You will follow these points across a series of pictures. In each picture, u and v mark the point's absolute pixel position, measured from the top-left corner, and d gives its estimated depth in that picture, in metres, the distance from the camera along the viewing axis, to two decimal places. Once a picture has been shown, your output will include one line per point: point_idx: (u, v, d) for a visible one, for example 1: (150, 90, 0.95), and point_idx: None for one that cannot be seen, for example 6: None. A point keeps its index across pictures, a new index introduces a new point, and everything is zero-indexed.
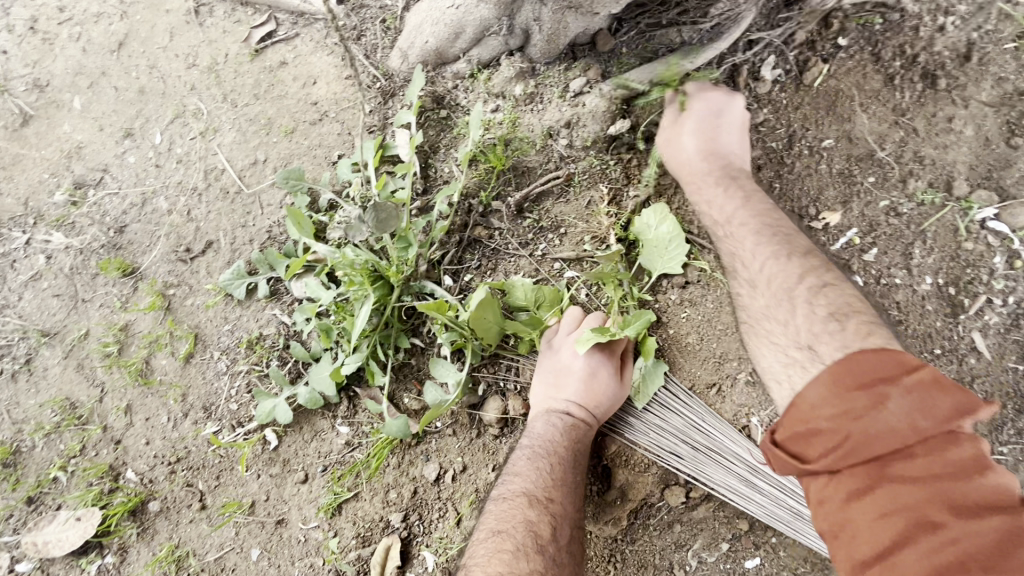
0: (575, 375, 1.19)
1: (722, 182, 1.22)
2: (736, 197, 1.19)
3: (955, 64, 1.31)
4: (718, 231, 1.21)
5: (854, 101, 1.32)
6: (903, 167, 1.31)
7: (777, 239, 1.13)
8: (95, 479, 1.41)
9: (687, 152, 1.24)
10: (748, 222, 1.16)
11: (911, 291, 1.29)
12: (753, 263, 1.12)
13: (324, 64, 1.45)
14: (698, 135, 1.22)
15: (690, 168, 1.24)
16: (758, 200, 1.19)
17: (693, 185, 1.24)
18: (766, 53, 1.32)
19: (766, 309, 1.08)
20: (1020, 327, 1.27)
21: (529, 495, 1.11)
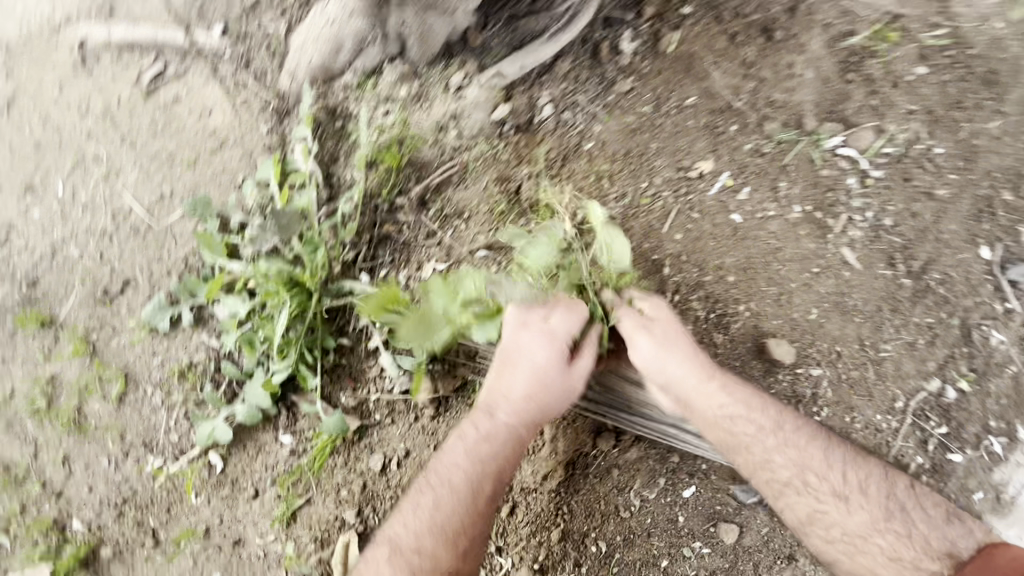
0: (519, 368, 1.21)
1: (743, 396, 1.25)
2: (772, 415, 1.24)
3: (786, 17, 1.49)
4: (767, 444, 1.22)
5: (706, 60, 1.47)
6: (759, 112, 1.47)
7: (833, 446, 1.24)
8: (42, 535, 1.39)
9: (687, 371, 1.25)
10: (803, 436, 1.24)
11: (783, 220, 1.44)
12: (826, 475, 1.20)
13: (217, 93, 1.50)
14: (678, 350, 1.26)
15: (712, 397, 1.24)
16: (792, 416, 1.26)
17: (723, 415, 1.24)
18: (622, 29, 1.46)
19: (870, 519, 1.17)
20: (879, 238, 1.44)
21: (393, 543, 1.17)
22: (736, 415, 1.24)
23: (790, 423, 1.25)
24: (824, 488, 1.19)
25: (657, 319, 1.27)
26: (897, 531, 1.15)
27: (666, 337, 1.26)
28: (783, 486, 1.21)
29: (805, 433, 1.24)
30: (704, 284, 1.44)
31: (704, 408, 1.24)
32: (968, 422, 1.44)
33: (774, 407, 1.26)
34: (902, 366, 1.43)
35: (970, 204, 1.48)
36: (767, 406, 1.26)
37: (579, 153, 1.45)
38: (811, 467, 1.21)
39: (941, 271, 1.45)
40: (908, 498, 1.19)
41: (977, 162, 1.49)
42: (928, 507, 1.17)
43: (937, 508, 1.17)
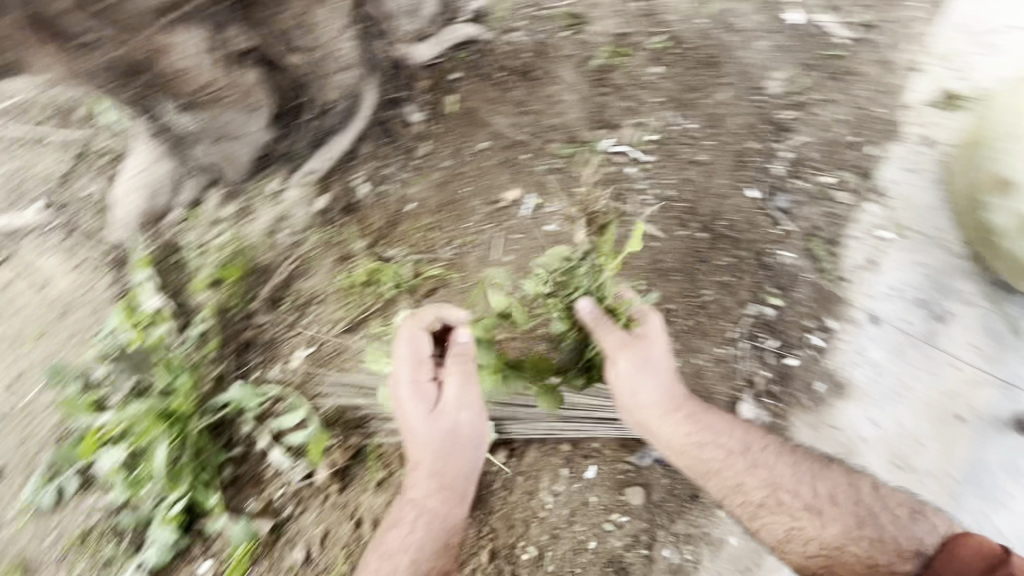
0: (411, 404, 1.28)
1: (710, 424, 1.40)
2: (737, 442, 1.41)
3: (537, 58, 1.78)
4: (737, 465, 1.38)
5: (485, 110, 1.73)
6: (541, 138, 1.74)
7: (793, 456, 1.43)
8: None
9: (662, 396, 1.37)
10: (771, 458, 1.41)
11: (590, 216, 1.69)
12: (794, 490, 1.38)
13: (51, 264, 1.56)
14: (658, 377, 1.36)
15: (683, 426, 1.37)
16: (758, 441, 1.43)
17: (694, 443, 1.38)
18: (406, 104, 1.69)
19: (843, 529, 1.34)
20: (668, 207, 1.73)
21: None
22: (707, 436, 1.38)
23: (756, 443, 1.42)
24: (796, 507, 1.37)
25: (643, 346, 1.35)
26: (869, 536, 1.32)
27: (645, 368, 1.35)
28: (759, 506, 1.38)
29: (770, 452, 1.41)
30: None
31: (672, 440, 1.37)
32: (792, 331, 1.70)
33: (740, 431, 1.42)
34: (725, 302, 1.69)
35: (728, 160, 1.80)
36: (735, 432, 1.42)
37: (404, 216, 1.64)
38: (781, 487, 1.38)
39: (726, 218, 1.74)
40: (873, 502, 1.37)
41: (722, 127, 1.84)
42: (897, 509, 1.35)
43: (903, 507, 1.36)
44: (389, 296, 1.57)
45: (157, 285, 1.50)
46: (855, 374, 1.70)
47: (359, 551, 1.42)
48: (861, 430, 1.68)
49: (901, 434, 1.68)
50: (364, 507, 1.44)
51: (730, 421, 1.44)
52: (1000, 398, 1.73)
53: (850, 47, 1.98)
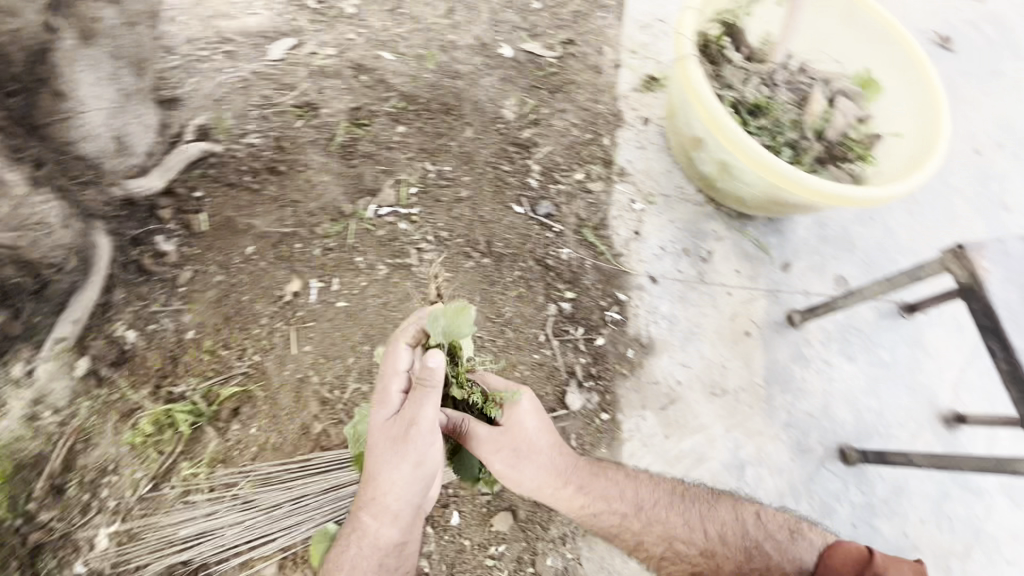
0: (381, 406, 1.31)
1: (600, 492, 1.50)
2: (628, 499, 1.51)
3: (280, 152, 1.84)
4: (634, 523, 1.50)
5: (242, 216, 1.75)
6: (308, 224, 1.78)
7: (682, 502, 1.53)
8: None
9: (546, 475, 1.47)
10: (661, 509, 1.52)
11: (377, 280, 1.76)
12: (687, 539, 1.49)
13: None
14: (534, 459, 1.46)
15: (573, 500, 1.48)
16: (648, 491, 1.53)
17: (590, 511, 1.51)
18: (153, 237, 1.66)
19: (736, 567, 1.46)
20: (448, 247, 1.85)
21: None
22: (596, 496, 1.49)
23: (647, 499, 1.52)
24: (695, 551, 1.48)
25: (511, 436, 1.44)
26: (759, 568, 1.44)
27: (520, 460, 1.44)
28: (661, 556, 1.50)
29: (663, 508, 1.52)
30: (352, 364, 1.66)
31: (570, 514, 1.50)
32: (591, 315, 1.89)
33: (631, 490, 1.53)
34: (525, 312, 1.85)
35: (488, 189, 1.98)
36: (626, 493, 1.52)
37: (183, 346, 1.59)
38: (680, 543, 1.49)
39: (501, 238, 1.91)
40: (758, 532, 1.49)
41: (475, 161, 2.01)
42: (780, 538, 1.47)
43: (783, 529, 1.49)
44: (190, 433, 1.52)
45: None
46: (655, 330, 1.93)
47: None
48: (675, 376, 1.89)
49: (708, 365, 1.92)
50: None
51: (618, 480, 1.54)
52: (769, 305, 2.06)
53: (561, 60, 2.26)
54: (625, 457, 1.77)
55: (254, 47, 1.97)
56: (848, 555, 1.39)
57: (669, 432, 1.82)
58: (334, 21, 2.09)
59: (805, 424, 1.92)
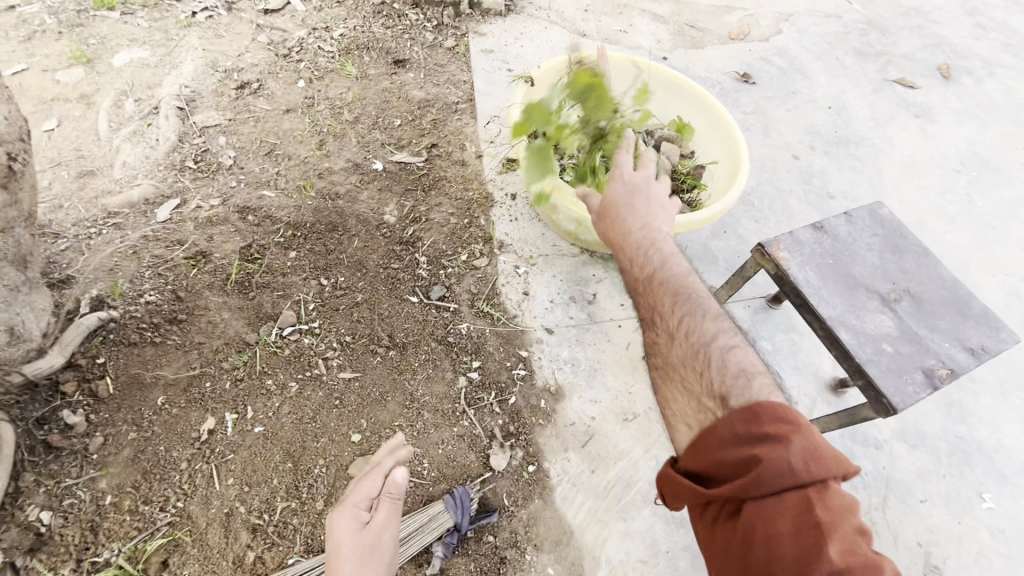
0: (350, 514, 1.45)
1: (648, 247, 1.45)
2: (658, 271, 1.39)
3: (178, 301, 1.97)
4: (650, 279, 1.39)
5: (147, 370, 1.83)
6: (213, 362, 1.88)
7: (689, 301, 1.31)
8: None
9: (632, 233, 1.49)
10: (671, 295, 1.33)
11: (290, 398, 1.87)
12: (672, 325, 1.29)
13: None
14: (620, 222, 1.54)
15: (648, 250, 1.45)
16: (674, 286, 1.35)
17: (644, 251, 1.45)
18: (60, 412, 1.74)
19: (688, 364, 1.21)
20: (354, 349, 2.00)
21: None
22: (637, 262, 1.43)
23: (672, 284, 1.35)
24: (670, 327, 1.29)
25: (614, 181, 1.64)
26: (694, 373, 1.19)
27: (616, 202, 1.59)
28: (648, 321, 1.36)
29: (666, 292, 1.34)
30: (276, 484, 1.74)
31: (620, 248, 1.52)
32: (500, 377, 2.05)
33: (669, 269, 1.39)
34: (437, 391, 1.98)
35: (382, 288, 2.16)
36: (669, 270, 1.39)
37: (103, 511, 1.64)
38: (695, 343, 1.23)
39: (402, 329, 2.08)
40: (734, 359, 1.17)
41: (366, 266, 2.20)
42: (731, 368, 1.15)
43: (734, 364, 1.16)
44: None
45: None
46: (560, 376, 2.11)
47: None
48: (587, 413, 2.05)
49: (615, 395, 2.11)
50: None
51: (669, 263, 1.41)
52: None
53: (429, 161, 2.56)
54: (559, 501, 1.88)
55: (141, 215, 2.16)
56: (772, 406, 1.02)
57: (594, 466, 1.95)
58: (214, 174, 2.32)
59: None
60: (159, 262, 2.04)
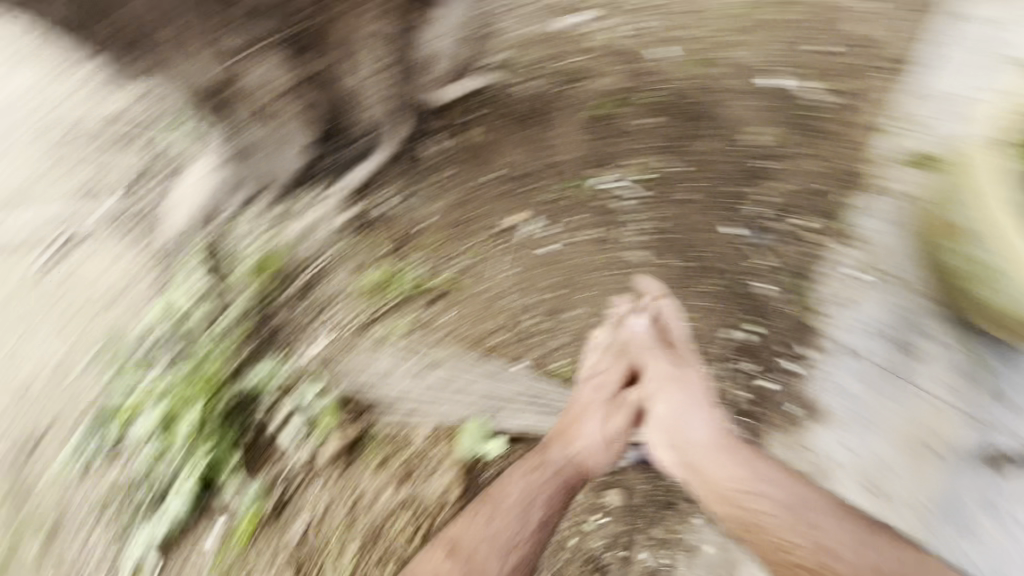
0: (590, 393, 1.78)
1: (728, 447, 1.66)
2: (753, 471, 1.63)
3: (551, 93, 1.88)
4: (742, 492, 1.61)
5: (498, 144, 1.89)
6: (547, 171, 1.91)
7: (821, 504, 1.59)
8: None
9: (704, 433, 1.68)
10: (783, 498, 1.59)
11: (586, 243, 1.91)
12: (821, 531, 1.54)
13: (95, 250, 1.70)
14: (707, 429, 1.69)
15: (762, 489, 1.60)
16: (774, 479, 1.62)
17: (715, 463, 1.65)
18: (426, 136, 1.87)
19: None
20: (659, 239, 1.92)
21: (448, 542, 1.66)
22: (716, 478, 1.63)
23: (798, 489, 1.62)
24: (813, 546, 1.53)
25: (664, 393, 1.75)
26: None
27: (684, 396, 1.72)
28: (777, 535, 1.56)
29: (794, 506, 1.58)
30: (536, 302, 1.89)
31: (715, 480, 1.63)
32: (762, 353, 1.90)
33: (758, 468, 1.64)
34: (700, 322, 1.92)
35: (717, 203, 1.91)
36: (759, 472, 1.63)
37: (418, 232, 1.86)
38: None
39: (711, 252, 1.92)
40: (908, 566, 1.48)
41: (716, 170, 1.90)
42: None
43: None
44: (402, 297, 1.83)
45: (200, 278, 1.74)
46: (830, 403, 1.89)
47: (358, 521, 1.78)
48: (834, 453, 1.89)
49: (870, 462, 1.86)
50: (362, 485, 1.79)
51: (753, 462, 1.65)
52: (968, 433, 1.80)
53: (883, 76, 1.83)
54: None
55: None
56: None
57: None
58: None
59: (961, 572, 1.79)
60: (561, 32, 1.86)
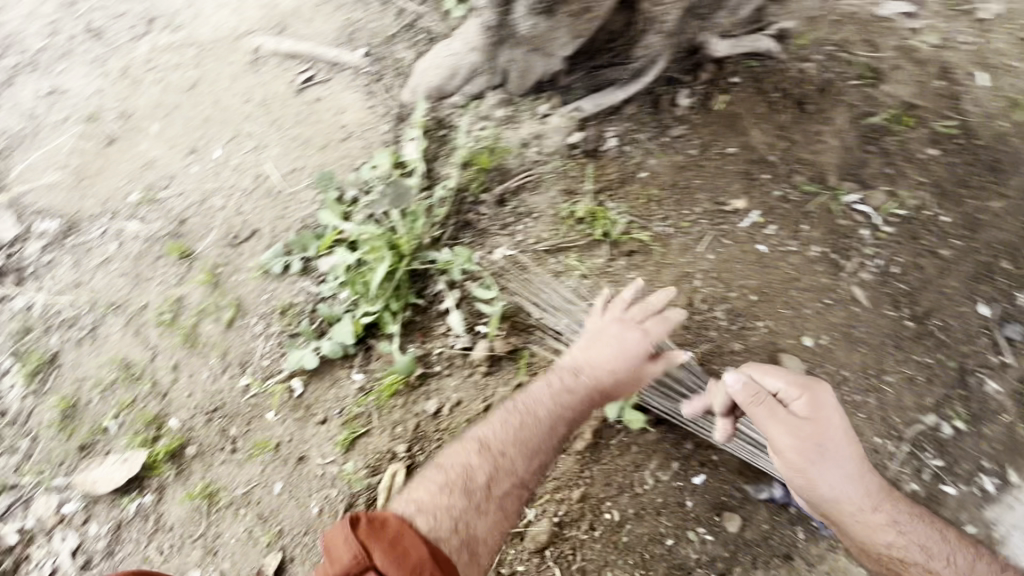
0: (617, 329, 1.40)
1: (873, 497, 1.33)
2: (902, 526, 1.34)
3: (818, 94, 1.79)
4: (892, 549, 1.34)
5: (747, 121, 1.78)
6: (789, 167, 1.75)
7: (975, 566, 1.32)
8: (156, 437, 1.65)
9: (842, 481, 1.32)
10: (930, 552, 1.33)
11: (804, 256, 1.68)
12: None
13: (352, 98, 1.90)
14: (847, 488, 1.32)
15: (882, 531, 1.33)
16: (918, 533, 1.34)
17: (867, 518, 1.33)
18: (680, 88, 1.79)
19: None
20: (888, 282, 1.66)
21: (481, 442, 1.30)
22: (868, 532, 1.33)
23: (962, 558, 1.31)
24: None
25: (805, 442, 1.30)
26: None
27: (824, 451, 1.30)
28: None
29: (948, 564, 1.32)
30: (729, 298, 1.66)
31: (839, 496, 1.32)
32: (964, 462, 1.56)
33: (908, 516, 1.34)
34: (902, 397, 1.60)
35: (968, 268, 1.67)
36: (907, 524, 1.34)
37: (633, 179, 1.74)
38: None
39: (941, 320, 1.63)
40: None
41: (978, 234, 1.69)
42: None
43: None
44: (594, 239, 1.69)
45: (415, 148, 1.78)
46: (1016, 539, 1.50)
47: None
48: None
49: None
50: (497, 398, 1.59)
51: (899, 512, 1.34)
52: None
53: None
54: None
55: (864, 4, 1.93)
56: None
57: None
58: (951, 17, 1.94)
59: None
60: (846, 47, 1.83)
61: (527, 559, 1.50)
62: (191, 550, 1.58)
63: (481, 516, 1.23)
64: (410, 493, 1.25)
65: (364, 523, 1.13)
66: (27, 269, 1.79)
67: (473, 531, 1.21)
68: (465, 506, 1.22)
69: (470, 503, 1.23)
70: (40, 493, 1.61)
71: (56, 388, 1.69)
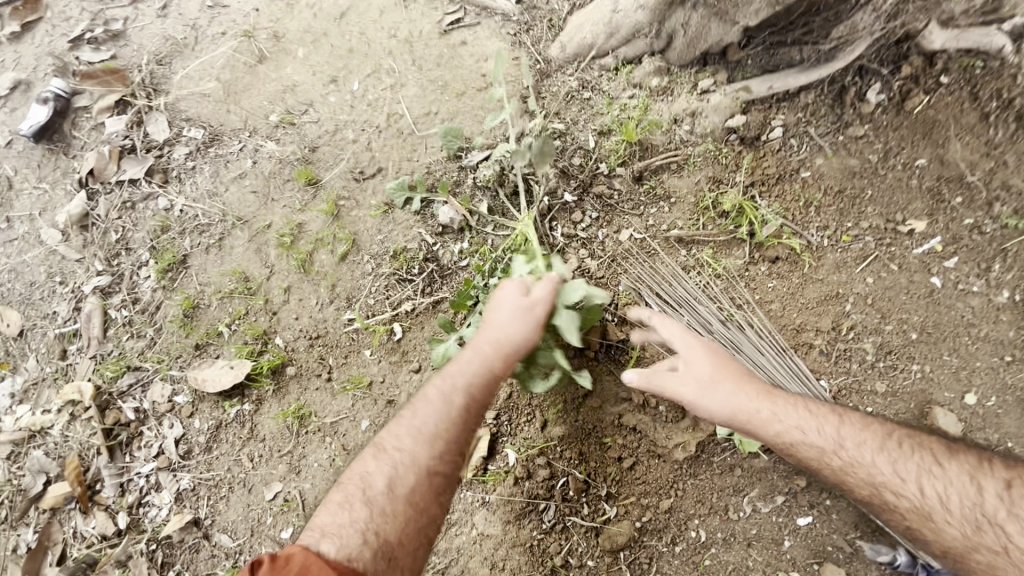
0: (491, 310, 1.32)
1: (760, 396, 1.26)
2: (796, 420, 1.25)
3: None
4: (795, 446, 1.25)
5: (948, 131, 1.48)
6: (991, 192, 1.45)
7: (870, 433, 1.24)
8: (262, 351, 1.71)
9: (736, 407, 1.24)
10: (825, 434, 1.24)
11: (988, 299, 1.42)
12: (866, 453, 1.22)
13: (497, 47, 1.81)
14: (731, 400, 1.25)
15: (767, 424, 1.24)
16: (811, 427, 1.25)
17: (766, 426, 1.24)
18: (872, 80, 1.53)
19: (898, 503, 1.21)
20: None
21: (400, 454, 1.25)
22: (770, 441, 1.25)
23: (853, 437, 1.24)
24: (857, 479, 1.23)
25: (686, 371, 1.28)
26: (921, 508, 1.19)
27: (716, 372, 1.27)
28: (830, 480, 1.25)
29: (834, 446, 1.23)
30: (883, 331, 1.44)
31: (726, 415, 1.24)
32: None
33: (796, 413, 1.26)
34: None
35: None
36: (801, 420, 1.25)
37: (794, 177, 1.54)
38: (883, 483, 1.21)
39: None
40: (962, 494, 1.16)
41: None
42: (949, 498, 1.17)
43: None
44: (737, 237, 1.53)
45: (554, 110, 1.68)
46: None
47: (570, 416, 1.50)
48: None
49: None
50: (598, 385, 1.50)
51: (785, 411, 1.25)
52: None
53: None
54: None
55: None
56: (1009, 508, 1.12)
57: None
58: None
59: None
60: None
61: (597, 556, 1.44)
62: (277, 463, 1.65)
63: (393, 523, 1.18)
64: (329, 512, 1.20)
65: (265, 564, 1.05)
66: (173, 171, 1.89)
67: (383, 537, 1.16)
68: (375, 517, 1.17)
69: (382, 512, 1.18)
70: (156, 380, 1.74)
71: (183, 287, 1.79)
